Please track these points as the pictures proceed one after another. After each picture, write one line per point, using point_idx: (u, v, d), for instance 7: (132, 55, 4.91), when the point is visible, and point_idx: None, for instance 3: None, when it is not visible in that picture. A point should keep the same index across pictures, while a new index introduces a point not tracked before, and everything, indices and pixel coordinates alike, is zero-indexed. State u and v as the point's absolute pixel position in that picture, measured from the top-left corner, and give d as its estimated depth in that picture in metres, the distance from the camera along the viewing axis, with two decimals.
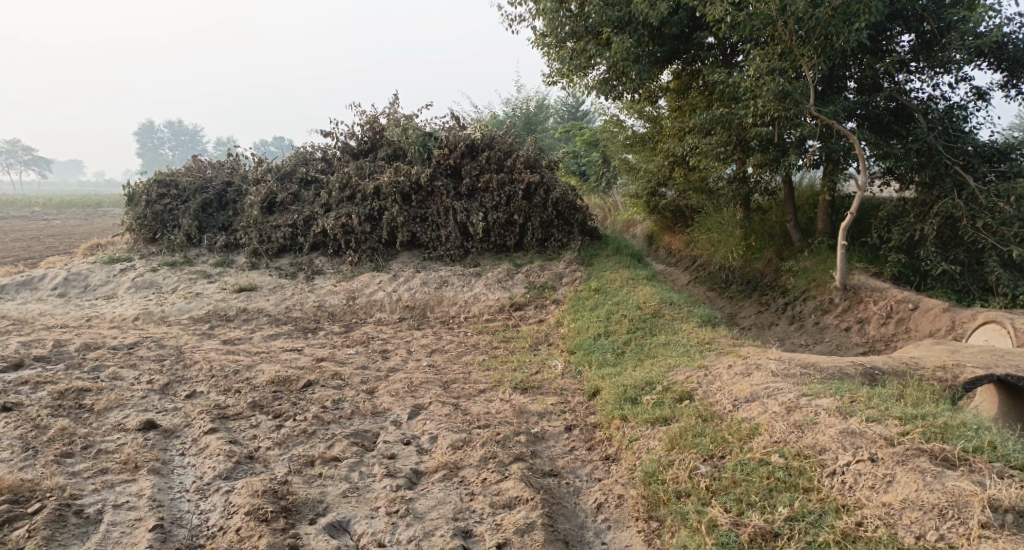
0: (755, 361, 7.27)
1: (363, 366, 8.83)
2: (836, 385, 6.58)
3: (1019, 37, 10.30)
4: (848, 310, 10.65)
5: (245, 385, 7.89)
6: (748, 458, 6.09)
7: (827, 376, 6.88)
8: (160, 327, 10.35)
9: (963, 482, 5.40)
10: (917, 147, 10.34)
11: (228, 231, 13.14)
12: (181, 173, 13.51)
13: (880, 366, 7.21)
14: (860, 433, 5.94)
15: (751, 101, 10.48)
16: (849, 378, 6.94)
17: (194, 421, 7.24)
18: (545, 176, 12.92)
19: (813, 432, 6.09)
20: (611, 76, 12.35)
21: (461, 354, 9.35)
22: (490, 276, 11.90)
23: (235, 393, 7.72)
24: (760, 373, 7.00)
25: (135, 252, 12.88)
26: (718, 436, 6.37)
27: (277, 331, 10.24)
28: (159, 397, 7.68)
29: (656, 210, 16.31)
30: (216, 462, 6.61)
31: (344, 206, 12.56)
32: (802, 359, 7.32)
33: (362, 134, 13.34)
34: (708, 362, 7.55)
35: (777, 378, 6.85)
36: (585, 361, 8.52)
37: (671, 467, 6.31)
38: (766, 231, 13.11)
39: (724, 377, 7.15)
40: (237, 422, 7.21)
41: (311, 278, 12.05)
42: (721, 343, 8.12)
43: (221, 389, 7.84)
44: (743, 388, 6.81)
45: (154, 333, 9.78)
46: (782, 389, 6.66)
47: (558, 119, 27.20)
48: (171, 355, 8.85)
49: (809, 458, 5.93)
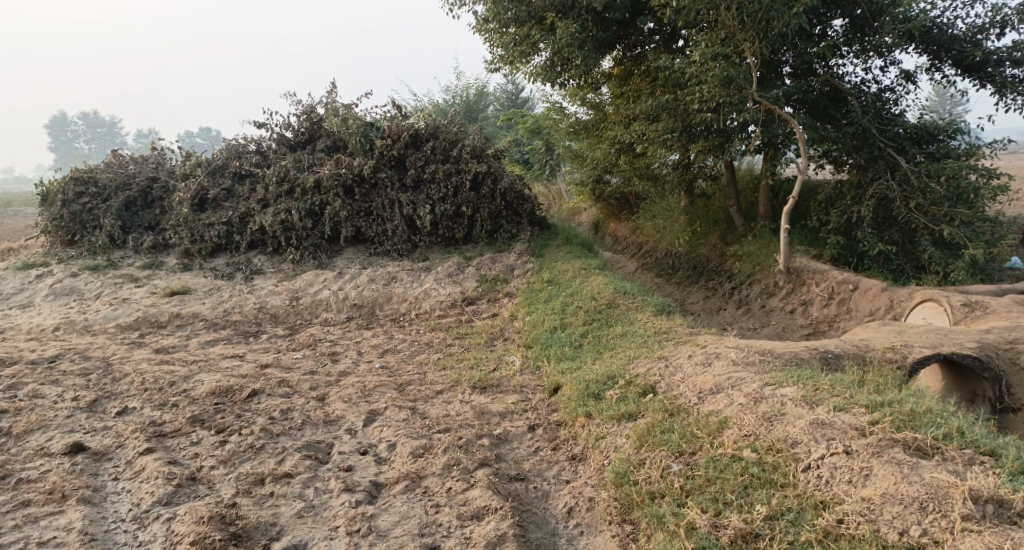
0: (713, 349, 7.25)
1: (308, 370, 8.61)
2: (798, 373, 6.59)
3: (943, 21, 10.43)
4: (792, 292, 10.56)
5: (182, 399, 7.66)
6: (720, 454, 6.04)
7: (785, 363, 6.88)
8: (81, 337, 10.01)
9: (941, 474, 5.38)
10: (852, 130, 10.31)
11: (155, 231, 12.66)
12: (101, 170, 12.95)
13: (833, 349, 7.24)
14: (831, 424, 5.92)
15: (696, 88, 10.40)
16: (806, 363, 6.96)
17: (127, 441, 6.97)
18: (492, 166, 12.79)
19: (783, 424, 6.05)
20: (555, 61, 12.16)
21: (415, 354, 9.14)
22: (440, 270, 11.70)
23: (172, 408, 7.51)
24: (720, 362, 6.98)
25: (52, 257, 12.26)
26: (687, 431, 6.31)
27: (215, 338, 9.98)
28: (86, 416, 7.44)
29: (602, 197, 16.28)
30: (154, 486, 6.37)
31: (283, 202, 12.22)
32: (758, 345, 7.32)
33: (299, 125, 12.98)
34: (667, 352, 7.50)
35: (738, 367, 6.83)
36: (543, 355, 8.41)
37: (642, 466, 6.25)
38: (711, 216, 13.14)
39: (686, 367, 7.11)
40: (176, 440, 6.98)
41: (250, 279, 11.68)
42: (677, 331, 8.09)
43: (155, 404, 7.61)
44: (707, 380, 6.77)
45: (77, 344, 9.48)
46: (745, 379, 6.64)
47: (498, 107, 26.99)
48: (97, 369, 8.60)
49: (782, 450, 5.90)
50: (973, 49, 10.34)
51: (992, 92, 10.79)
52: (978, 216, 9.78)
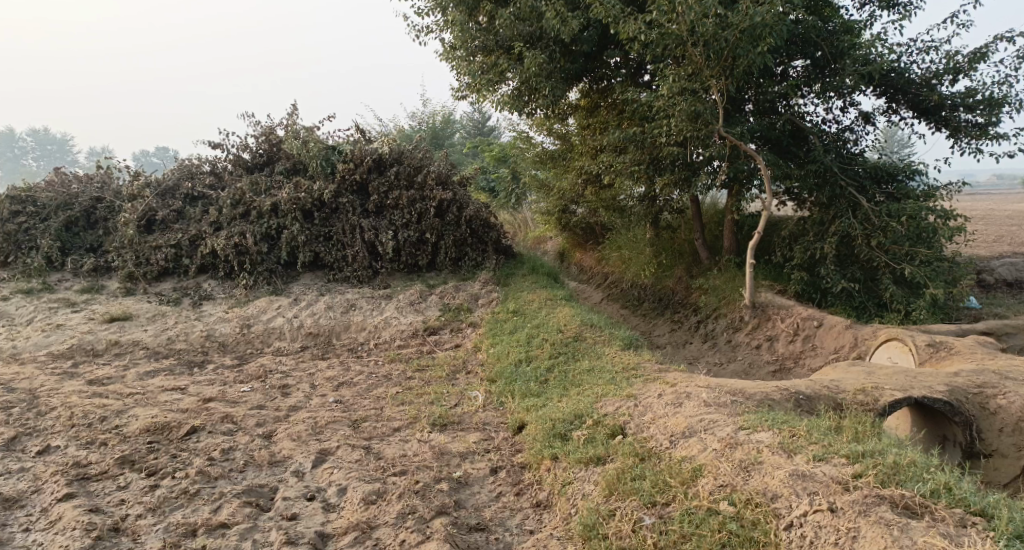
0: (683, 389, 7.00)
1: (253, 405, 8.18)
2: (772, 416, 6.36)
3: (900, 64, 10.41)
4: (757, 328, 10.36)
5: (112, 437, 7.28)
6: (695, 506, 5.76)
7: (757, 404, 6.65)
8: (8, 366, 9.48)
9: (933, 537, 5.09)
10: (815, 168, 10.19)
11: (96, 253, 12.15)
12: (41, 188, 12.41)
13: (802, 389, 6.99)
14: (811, 476, 5.66)
15: (665, 121, 10.20)
16: (777, 404, 6.73)
17: (44, 485, 6.70)
18: (458, 193, 12.49)
19: (760, 475, 5.79)
20: (523, 91, 11.95)
21: (372, 387, 8.76)
22: (402, 298, 11.33)
23: (101, 447, 7.16)
24: (690, 403, 6.74)
25: None
26: (660, 480, 6.03)
27: (157, 368, 9.51)
28: (4, 456, 7.16)
29: (567, 226, 16.05)
30: (70, 539, 6.08)
31: (236, 224, 11.77)
32: (729, 385, 7.07)
33: (257, 147, 12.63)
34: (636, 391, 7.23)
35: (710, 409, 6.59)
36: (506, 391, 8.08)
37: (612, 518, 5.93)
38: (677, 249, 12.93)
39: (656, 409, 6.84)
40: (100, 484, 6.68)
41: (198, 304, 11.21)
42: (645, 368, 7.82)
43: (82, 442, 7.27)
44: (678, 423, 6.51)
45: (4, 375, 9.03)
46: (718, 422, 6.40)
47: (465, 134, 26.79)
48: (23, 401, 8.20)
49: (760, 504, 5.61)
50: (929, 93, 10.30)
51: (948, 135, 10.68)
52: (937, 256, 9.70)
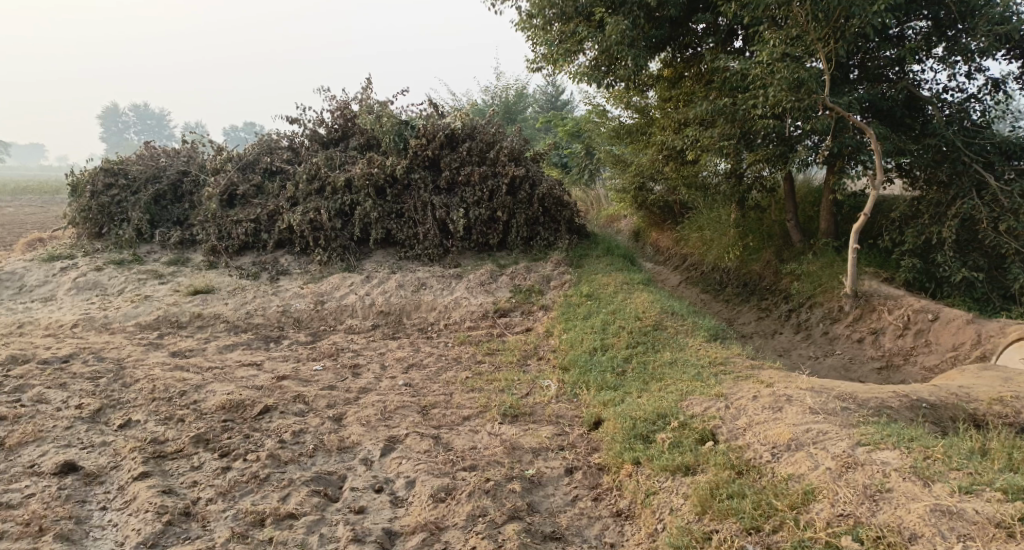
0: (783, 391, 6.43)
1: (321, 386, 7.87)
2: (896, 431, 5.78)
3: None
4: (860, 319, 9.66)
5: (188, 414, 7.02)
6: (810, 538, 5.23)
7: (871, 414, 6.07)
8: (98, 336, 9.42)
9: None
10: (935, 143, 9.46)
11: (183, 226, 12.05)
12: (131, 161, 12.35)
13: (926, 397, 6.39)
14: (959, 514, 5.10)
15: (760, 91, 9.57)
16: (895, 413, 6.15)
17: (123, 462, 6.42)
18: (531, 169, 11.97)
19: (893, 507, 5.23)
20: (603, 61, 11.34)
21: (443, 371, 8.37)
22: (472, 278, 10.90)
23: (177, 423, 6.91)
24: (793, 409, 6.17)
25: (78, 249, 11.76)
26: (762, 501, 5.51)
27: (234, 342, 9.33)
28: (86, 428, 6.91)
29: (644, 205, 15.37)
30: (142, 523, 5.81)
31: (312, 200, 11.55)
32: (836, 389, 6.48)
33: (332, 122, 12.32)
34: (726, 390, 6.67)
35: (817, 417, 6.02)
36: (580, 382, 7.59)
37: (707, 542, 5.44)
38: (766, 231, 12.18)
39: (752, 413, 6.28)
40: (175, 463, 6.41)
41: (275, 279, 10.99)
42: (735, 363, 7.23)
43: (160, 417, 7.01)
44: (782, 433, 5.94)
45: (92, 344, 9.02)
46: (830, 435, 5.82)
47: (537, 109, 26.24)
48: (108, 372, 8.04)
49: (893, 543, 5.06)
50: None
51: None
52: None
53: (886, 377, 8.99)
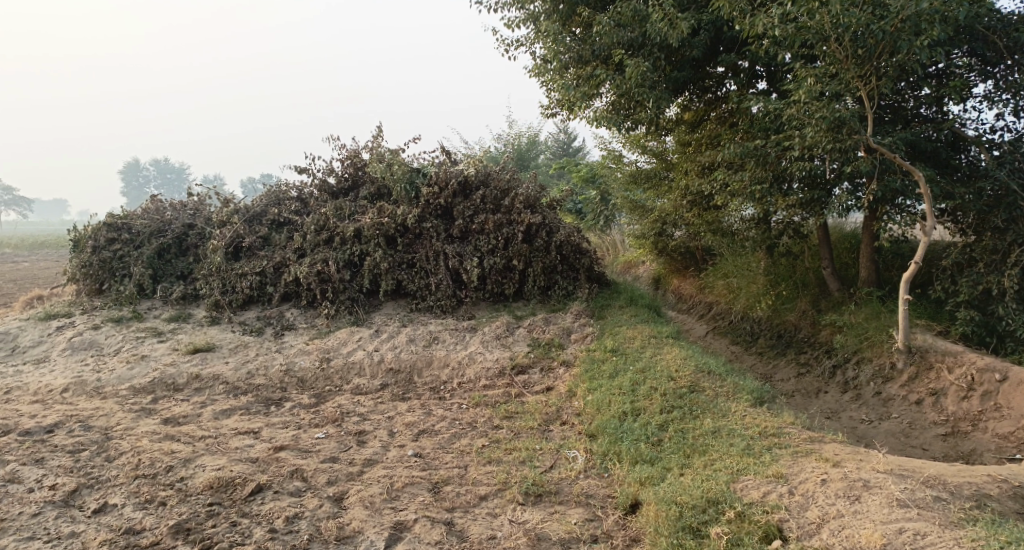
0: (855, 474, 5.87)
1: (323, 458, 7.09)
2: (1015, 535, 5.28)
3: None
4: (916, 379, 9.12)
5: (172, 497, 6.27)
6: None
7: (972, 508, 5.56)
8: (88, 403, 8.70)
9: None
10: (988, 184, 8.76)
11: (187, 281, 11.30)
12: (136, 215, 11.74)
13: None
14: None
15: (796, 131, 8.81)
16: (996, 502, 5.66)
17: None
18: (547, 217, 11.25)
19: None
20: (623, 104, 10.59)
21: (457, 438, 7.56)
22: (487, 331, 10.12)
23: (159, 508, 6.16)
24: (874, 499, 5.63)
25: (77, 306, 11.06)
26: None
27: (233, 406, 8.56)
28: (57, 515, 6.17)
29: (664, 252, 14.57)
30: None
31: (320, 251, 10.87)
32: (922, 469, 5.96)
33: (343, 171, 11.66)
34: (785, 469, 6.06)
35: (909, 513, 5.49)
36: (611, 453, 6.79)
37: None
38: (799, 279, 11.36)
39: (824, 503, 5.70)
40: None
41: (280, 335, 10.25)
42: (790, 435, 6.52)
43: (140, 500, 6.27)
44: (870, 534, 5.39)
45: (81, 411, 8.27)
46: (933, 540, 5.29)
47: (550, 156, 25.62)
48: (93, 443, 7.28)
49: None
50: None
51: None
52: None
53: (952, 444, 8.46)
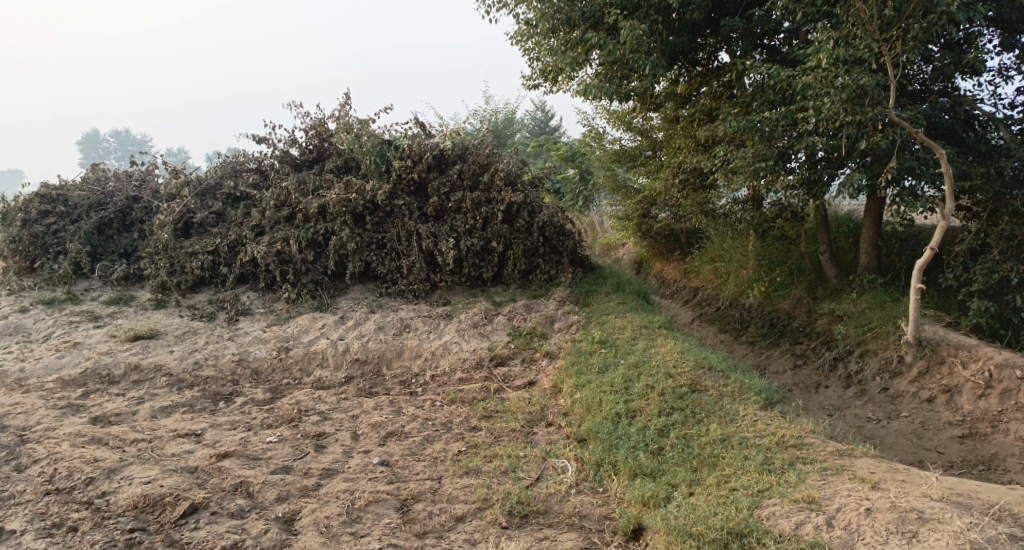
0: (908, 503, 5.28)
1: (273, 467, 6.23)
2: None
3: None
4: (926, 373, 8.39)
5: (84, 521, 5.57)
6: None
7: None
8: (7, 397, 7.73)
9: None
10: (1012, 164, 8.03)
11: (130, 260, 10.28)
12: (74, 185, 10.63)
13: None
14: None
15: (810, 102, 8.02)
16: None
17: None
18: (530, 195, 10.34)
19: None
20: (616, 72, 9.70)
21: (431, 442, 6.71)
22: (463, 319, 9.23)
23: (68, 536, 5.46)
24: (938, 538, 5.02)
25: (5, 286, 9.99)
26: None
27: (174, 403, 7.63)
28: None
29: (649, 234, 13.72)
30: None
31: (280, 229, 9.91)
32: (990, 503, 5.35)
33: (306, 142, 10.67)
34: (818, 493, 5.50)
35: None
36: (606, 464, 6.12)
37: None
38: (795, 264, 10.54)
39: (872, 539, 5.10)
40: None
41: (233, 321, 9.28)
42: (814, 448, 5.97)
43: (45, 525, 5.55)
44: None
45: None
46: None
47: (526, 135, 24.66)
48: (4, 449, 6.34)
49: None
50: None
51: None
52: None
53: (971, 448, 7.79)
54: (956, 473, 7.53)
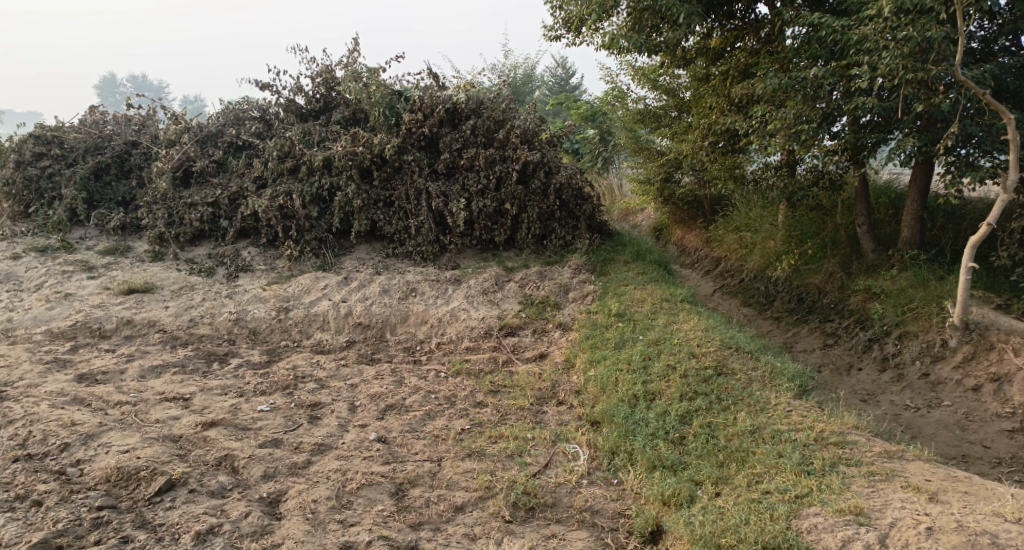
0: (977, 524, 4.78)
1: (262, 440, 5.76)
2: None
3: None
4: (973, 359, 7.82)
5: (51, 495, 5.14)
6: None
7: None
8: None
9: None
10: None
11: (128, 208, 9.76)
12: (71, 127, 10.10)
13: None
14: None
15: (866, 57, 7.38)
16: None
17: None
18: (546, 154, 9.70)
19: None
20: (647, 22, 9.00)
21: (432, 418, 6.19)
22: (472, 285, 8.67)
23: (32, 511, 5.03)
24: None
25: None
26: None
27: (165, 362, 7.14)
28: None
29: (670, 199, 13.08)
30: None
31: (283, 183, 9.35)
32: None
33: (312, 91, 10.06)
34: (865, 502, 5.02)
35: None
36: (620, 453, 5.66)
37: None
38: (827, 237, 9.88)
39: None
40: None
41: (233, 277, 8.77)
42: (860, 448, 5.46)
43: (8, 497, 5.13)
44: None
45: None
46: None
47: (544, 94, 23.86)
48: None
49: None
50: None
51: None
52: None
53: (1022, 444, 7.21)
54: (1002, 474, 6.99)
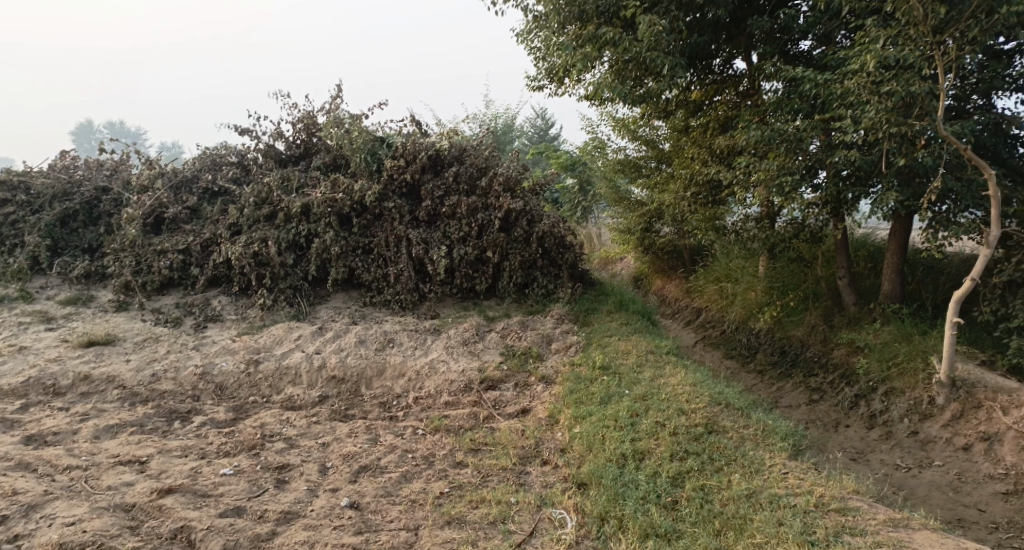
0: None
1: (222, 509, 5.50)
2: None
3: None
4: (960, 419, 7.63)
5: None
6: None
7: None
8: None
9: None
10: None
11: (94, 256, 9.40)
12: (40, 173, 9.79)
13: None
14: None
15: (852, 111, 7.32)
16: None
17: None
18: (530, 203, 9.52)
19: None
20: (630, 72, 8.90)
21: (409, 481, 5.86)
22: (453, 335, 8.38)
23: None
24: None
25: None
26: None
27: (123, 421, 6.77)
28: None
29: (650, 249, 12.92)
30: None
31: (259, 229, 9.04)
32: None
33: (293, 136, 9.85)
34: None
35: None
36: (611, 519, 5.38)
37: None
38: (810, 288, 9.72)
39: None
40: None
41: (200, 328, 8.40)
42: (864, 515, 5.31)
43: None
44: None
45: None
46: None
47: (524, 143, 23.81)
48: None
49: None
50: None
51: None
52: None
53: (1017, 507, 7.00)
54: (999, 539, 6.77)
